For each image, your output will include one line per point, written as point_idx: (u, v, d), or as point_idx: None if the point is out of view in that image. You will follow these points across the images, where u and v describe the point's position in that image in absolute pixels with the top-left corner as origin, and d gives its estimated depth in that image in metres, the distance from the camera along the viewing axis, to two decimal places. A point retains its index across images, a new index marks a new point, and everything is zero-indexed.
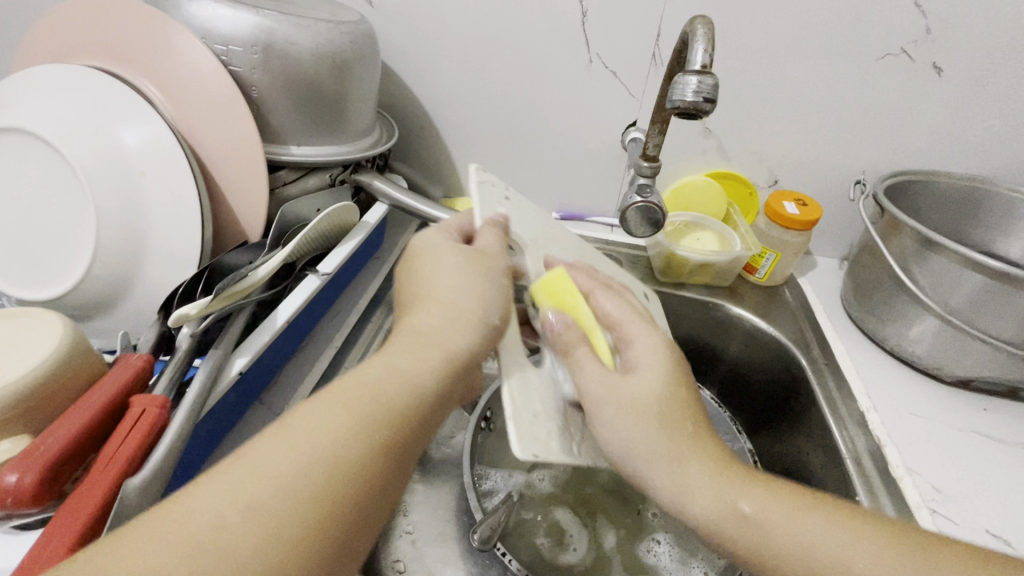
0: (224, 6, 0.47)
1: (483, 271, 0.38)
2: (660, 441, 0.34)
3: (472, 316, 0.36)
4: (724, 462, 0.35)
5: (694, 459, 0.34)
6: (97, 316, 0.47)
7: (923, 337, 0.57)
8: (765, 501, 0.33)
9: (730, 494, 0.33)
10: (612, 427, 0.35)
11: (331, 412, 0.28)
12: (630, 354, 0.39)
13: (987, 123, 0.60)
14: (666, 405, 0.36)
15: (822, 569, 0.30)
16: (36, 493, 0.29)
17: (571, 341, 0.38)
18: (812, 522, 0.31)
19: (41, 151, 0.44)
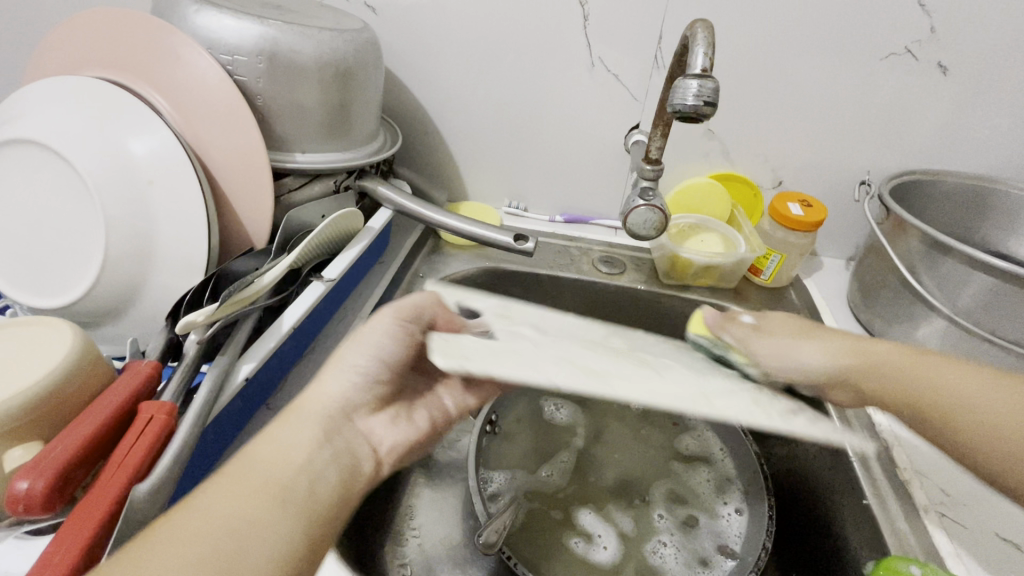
0: (229, 17, 0.48)
1: (360, 344, 0.40)
2: (813, 335, 0.48)
3: (342, 384, 0.38)
4: (807, 327, 0.48)
5: (825, 340, 0.48)
6: (106, 324, 0.48)
7: (930, 339, 0.56)
8: (846, 353, 0.47)
9: (968, 398, 0.41)
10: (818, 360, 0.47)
11: (229, 490, 0.29)
12: (739, 332, 0.48)
13: (996, 121, 0.60)
14: (817, 329, 0.49)
15: (937, 393, 0.42)
16: (46, 500, 0.29)
17: (739, 333, 0.48)
18: (954, 373, 0.43)
19: (51, 161, 0.45)
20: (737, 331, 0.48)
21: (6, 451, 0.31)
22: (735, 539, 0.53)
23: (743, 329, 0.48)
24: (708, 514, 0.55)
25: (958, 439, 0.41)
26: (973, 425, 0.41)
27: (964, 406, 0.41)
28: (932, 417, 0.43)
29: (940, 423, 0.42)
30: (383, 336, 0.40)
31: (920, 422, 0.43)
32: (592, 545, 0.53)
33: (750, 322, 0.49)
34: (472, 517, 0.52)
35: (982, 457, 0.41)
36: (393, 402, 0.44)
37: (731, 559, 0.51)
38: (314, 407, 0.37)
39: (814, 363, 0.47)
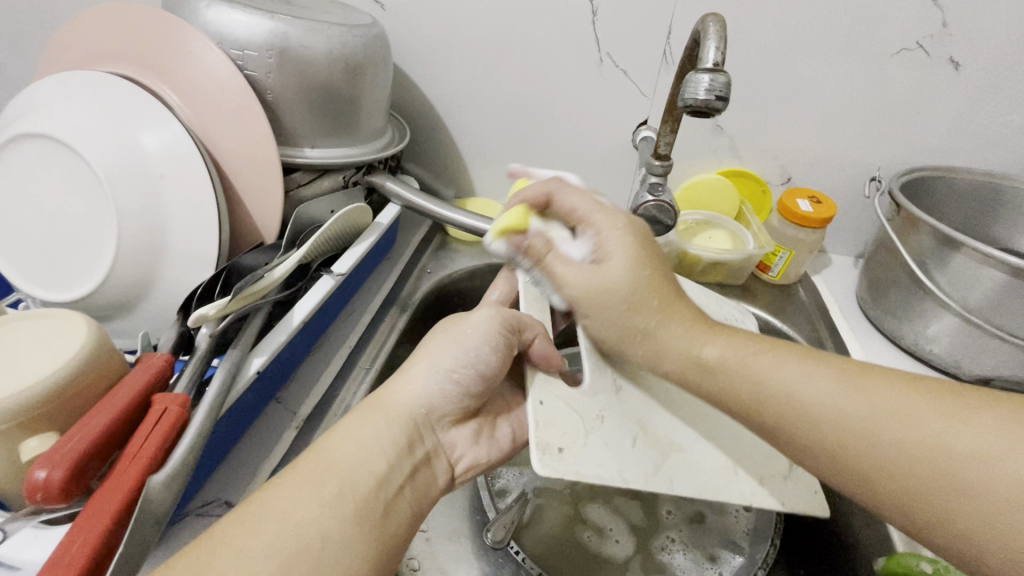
0: (239, 11, 0.48)
1: (457, 344, 0.38)
2: (648, 318, 0.37)
3: (434, 389, 0.38)
4: (704, 319, 0.38)
5: (667, 320, 0.36)
6: (117, 317, 0.48)
7: (941, 336, 0.56)
8: (743, 349, 0.35)
9: (796, 379, 0.32)
10: (670, 346, 0.36)
11: (298, 493, 0.30)
12: (601, 242, 0.39)
13: (1008, 118, 0.59)
14: (635, 296, 0.37)
15: (753, 387, 0.34)
16: (64, 488, 0.29)
17: (543, 248, 0.42)
18: (798, 369, 0.33)
19: (64, 155, 0.45)
20: (570, 200, 0.42)
21: (23, 441, 0.32)
22: (743, 536, 0.53)
23: (577, 273, 0.39)
24: (716, 509, 0.55)
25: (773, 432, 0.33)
26: (826, 420, 0.31)
27: (826, 413, 0.31)
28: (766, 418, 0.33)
29: (783, 425, 0.32)
30: (483, 341, 0.38)
31: (787, 441, 0.33)
32: (603, 539, 0.53)
33: (584, 257, 0.40)
34: (480, 513, 0.52)
35: (824, 464, 0.31)
36: (478, 413, 0.42)
37: (740, 555, 0.51)
38: (396, 411, 0.36)
39: (674, 349, 0.36)
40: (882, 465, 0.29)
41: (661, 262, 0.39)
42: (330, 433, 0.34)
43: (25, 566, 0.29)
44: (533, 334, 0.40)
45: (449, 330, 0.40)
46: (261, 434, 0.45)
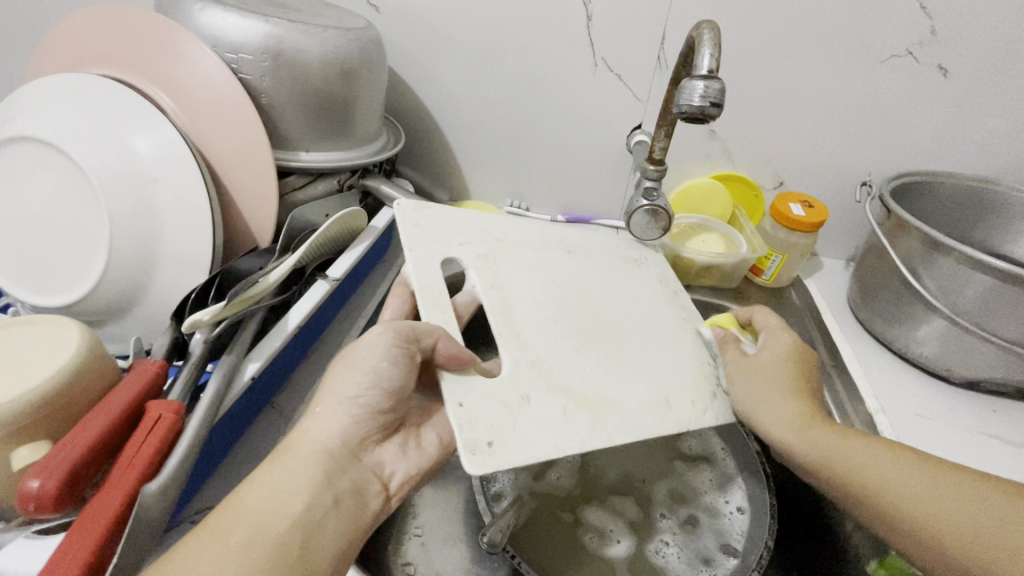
0: (234, 14, 0.48)
1: (359, 367, 0.38)
2: (772, 388, 0.43)
3: (342, 416, 0.37)
4: (822, 415, 0.42)
5: (783, 402, 0.42)
6: (109, 322, 0.47)
7: (930, 339, 0.57)
8: (868, 447, 0.40)
9: (890, 468, 0.38)
10: (767, 416, 0.42)
11: (210, 548, 0.30)
12: (768, 342, 0.47)
13: (995, 123, 0.60)
14: (775, 374, 0.44)
15: (862, 472, 0.39)
16: (57, 498, 0.29)
17: (733, 346, 0.48)
18: (878, 453, 0.39)
19: (55, 159, 0.45)
20: (761, 318, 0.50)
21: (13, 450, 0.31)
22: (737, 538, 0.53)
23: (738, 355, 0.46)
24: (709, 513, 0.55)
25: (856, 494, 0.39)
26: (906, 494, 0.37)
27: (905, 495, 0.37)
28: (855, 484, 0.39)
29: (866, 492, 0.38)
30: (379, 362, 0.38)
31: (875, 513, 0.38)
32: (605, 541, 0.53)
33: (751, 351, 0.47)
34: (476, 517, 0.52)
35: (892, 528, 0.37)
36: (400, 427, 0.42)
37: (733, 557, 0.51)
38: (308, 449, 0.36)
39: (769, 419, 0.42)
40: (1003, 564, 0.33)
41: (811, 366, 0.45)
42: (245, 482, 0.34)
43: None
44: (434, 338, 0.38)
45: (345, 356, 0.39)
46: (255, 441, 0.44)
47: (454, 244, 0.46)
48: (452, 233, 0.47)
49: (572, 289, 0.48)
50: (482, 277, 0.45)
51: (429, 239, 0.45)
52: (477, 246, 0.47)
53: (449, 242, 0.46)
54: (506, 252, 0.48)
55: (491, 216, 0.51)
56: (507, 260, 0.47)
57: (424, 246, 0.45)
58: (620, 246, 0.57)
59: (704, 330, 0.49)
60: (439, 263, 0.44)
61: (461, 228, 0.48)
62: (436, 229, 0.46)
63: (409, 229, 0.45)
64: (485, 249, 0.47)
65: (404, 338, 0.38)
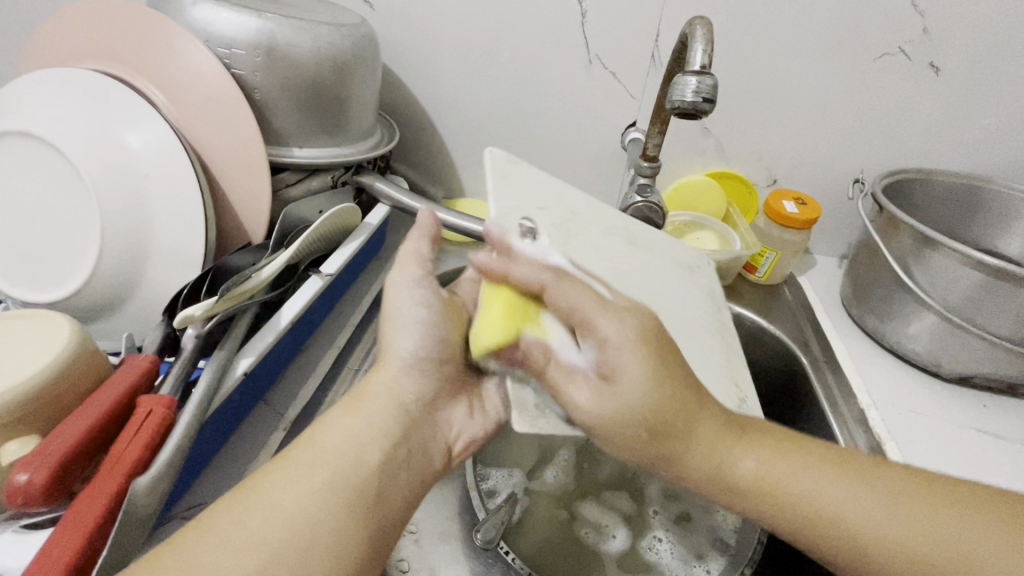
0: (227, 9, 0.48)
1: (407, 330, 0.40)
2: (693, 432, 0.33)
3: (405, 372, 0.39)
4: (726, 425, 0.35)
5: (703, 437, 0.34)
6: (101, 318, 0.47)
7: (921, 335, 0.57)
8: (809, 469, 0.34)
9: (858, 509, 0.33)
10: (699, 455, 0.34)
11: (292, 480, 0.32)
12: (607, 356, 0.33)
13: (985, 122, 0.61)
14: (654, 405, 0.33)
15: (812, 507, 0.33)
16: (46, 492, 0.29)
17: (541, 359, 0.35)
18: (839, 484, 0.34)
19: (46, 153, 0.44)
20: (560, 301, 0.34)
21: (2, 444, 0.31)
22: (731, 533, 0.53)
23: (582, 383, 0.34)
24: (703, 509, 0.56)
25: (825, 534, 0.33)
26: (873, 534, 0.32)
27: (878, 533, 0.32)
28: (823, 517, 0.33)
29: (836, 527, 0.33)
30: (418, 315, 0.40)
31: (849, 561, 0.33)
32: (602, 535, 0.53)
33: (591, 366, 0.34)
34: (470, 513, 0.52)
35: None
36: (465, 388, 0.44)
37: (726, 553, 0.52)
38: (379, 400, 0.38)
39: (701, 465, 0.34)
40: None
41: (679, 365, 0.34)
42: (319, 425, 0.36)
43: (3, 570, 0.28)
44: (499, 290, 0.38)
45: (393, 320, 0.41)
46: (246, 436, 0.44)
47: (535, 207, 0.42)
48: (532, 194, 0.43)
49: (630, 278, 0.44)
50: (557, 237, 0.41)
51: (511, 193, 0.41)
52: (557, 210, 0.44)
53: (528, 202, 0.42)
54: (580, 225, 0.44)
55: (571, 191, 0.47)
56: (578, 234, 0.43)
57: (503, 194, 0.41)
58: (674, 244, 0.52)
59: (490, 361, 0.37)
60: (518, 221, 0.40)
61: (541, 193, 0.44)
62: (520, 188, 0.42)
63: (494, 179, 0.42)
64: (563, 215, 0.44)
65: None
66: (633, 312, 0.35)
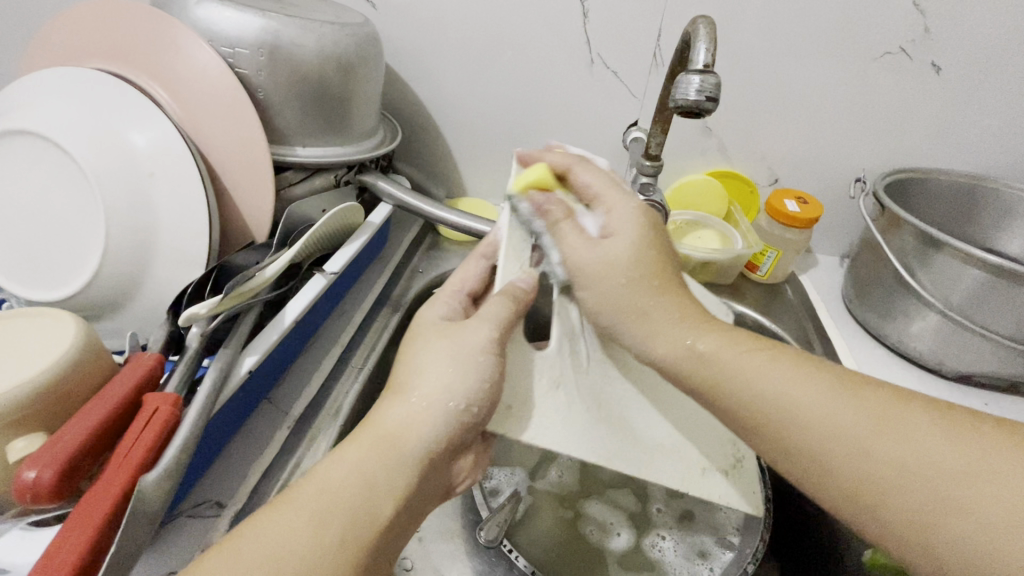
0: (231, 9, 0.48)
1: (465, 367, 0.33)
2: (650, 306, 0.35)
3: (446, 420, 0.32)
4: (699, 311, 0.36)
5: (662, 302, 0.35)
6: (106, 317, 0.47)
7: (923, 333, 0.57)
8: (764, 358, 0.33)
9: (803, 390, 0.31)
10: (659, 324, 0.35)
11: (279, 535, 0.27)
12: (609, 220, 0.38)
13: (986, 120, 0.61)
14: (634, 266, 0.36)
15: (757, 394, 0.32)
16: (54, 489, 0.29)
17: (561, 214, 0.39)
18: (790, 367, 0.33)
19: (51, 152, 0.45)
20: (584, 179, 0.40)
21: (10, 441, 0.31)
22: (733, 531, 0.53)
23: (577, 240, 0.37)
24: (705, 507, 0.56)
25: (771, 424, 0.32)
26: (814, 415, 0.31)
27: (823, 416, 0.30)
28: (772, 405, 0.32)
29: (781, 415, 0.31)
30: (476, 347, 0.34)
31: (788, 452, 0.31)
32: (606, 534, 0.54)
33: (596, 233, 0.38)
34: (474, 511, 0.52)
35: (820, 460, 0.30)
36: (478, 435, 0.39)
37: (729, 551, 0.52)
38: (411, 449, 0.31)
39: (662, 340, 0.35)
40: (932, 485, 0.27)
41: (668, 248, 0.38)
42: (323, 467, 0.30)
43: (12, 569, 0.29)
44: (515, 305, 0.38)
45: (453, 346, 0.34)
46: (251, 436, 0.44)
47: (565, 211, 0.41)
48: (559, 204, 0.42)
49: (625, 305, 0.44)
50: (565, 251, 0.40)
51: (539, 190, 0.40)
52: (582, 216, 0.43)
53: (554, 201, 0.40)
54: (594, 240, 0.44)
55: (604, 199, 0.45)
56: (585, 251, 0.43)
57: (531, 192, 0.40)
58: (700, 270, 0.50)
59: (521, 205, 0.40)
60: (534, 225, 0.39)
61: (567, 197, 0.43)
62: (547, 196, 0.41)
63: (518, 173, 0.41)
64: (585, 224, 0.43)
65: (511, 296, 0.37)
66: (638, 206, 0.39)
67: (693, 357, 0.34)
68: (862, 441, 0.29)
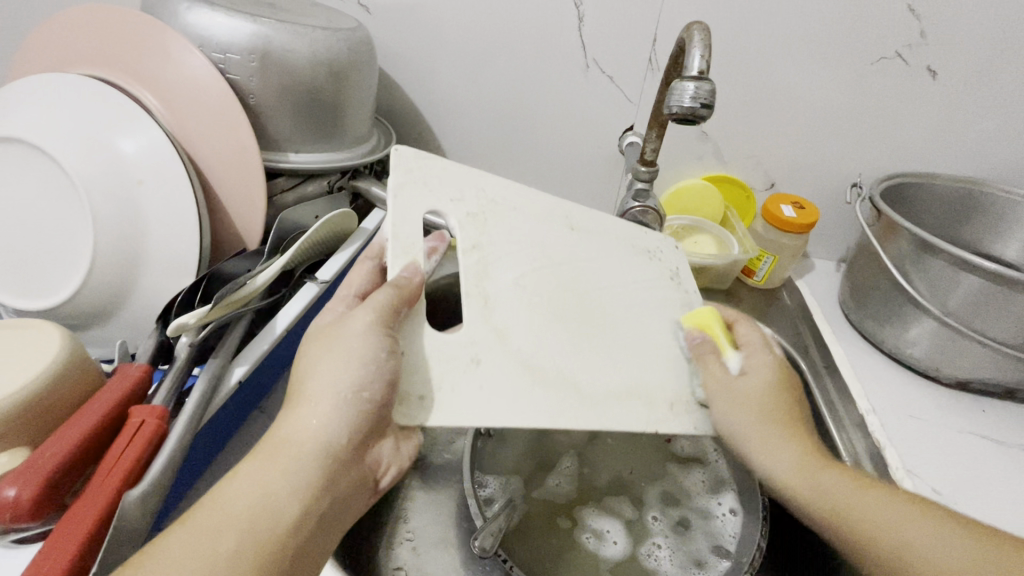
0: (221, 14, 0.47)
1: (346, 358, 0.33)
2: (772, 427, 0.39)
3: (342, 412, 0.33)
4: (820, 450, 0.39)
5: (786, 444, 0.39)
6: (94, 325, 0.46)
7: (920, 339, 0.57)
8: (857, 484, 0.37)
9: (883, 513, 0.35)
10: (763, 449, 0.39)
11: (191, 547, 0.27)
12: (749, 360, 0.42)
13: (983, 125, 0.60)
14: (766, 404, 0.40)
15: (842, 514, 0.36)
16: (36, 505, 0.29)
17: (705, 350, 0.42)
18: (875, 494, 0.36)
19: (38, 161, 0.44)
20: (744, 334, 0.44)
21: None
22: (730, 539, 0.53)
23: (721, 379, 0.40)
24: (702, 515, 0.55)
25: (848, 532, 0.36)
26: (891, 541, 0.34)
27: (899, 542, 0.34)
28: (845, 515, 0.36)
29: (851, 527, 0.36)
30: (357, 341, 0.33)
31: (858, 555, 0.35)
32: (602, 541, 0.53)
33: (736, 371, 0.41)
34: (468, 520, 0.51)
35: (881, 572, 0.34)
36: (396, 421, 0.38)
37: (726, 560, 0.51)
38: (306, 452, 0.32)
39: (770, 470, 0.38)
40: None
41: (794, 386, 0.42)
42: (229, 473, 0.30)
43: None
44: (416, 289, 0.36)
45: (337, 344, 0.34)
46: (242, 447, 0.44)
47: (455, 202, 0.40)
48: (447, 185, 0.41)
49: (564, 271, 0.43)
50: (477, 230, 0.41)
51: (422, 187, 0.39)
52: (480, 199, 0.42)
53: (436, 192, 0.40)
54: (508, 216, 0.43)
55: (500, 178, 0.44)
56: (500, 221, 0.42)
57: (411, 191, 0.39)
58: (627, 233, 0.49)
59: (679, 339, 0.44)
60: (422, 215, 0.39)
61: (453, 180, 0.41)
62: (431, 180, 0.40)
63: (396, 173, 0.39)
64: (486, 205, 0.42)
65: (392, 286, 0.35)
66: (779, 359, 0.43)
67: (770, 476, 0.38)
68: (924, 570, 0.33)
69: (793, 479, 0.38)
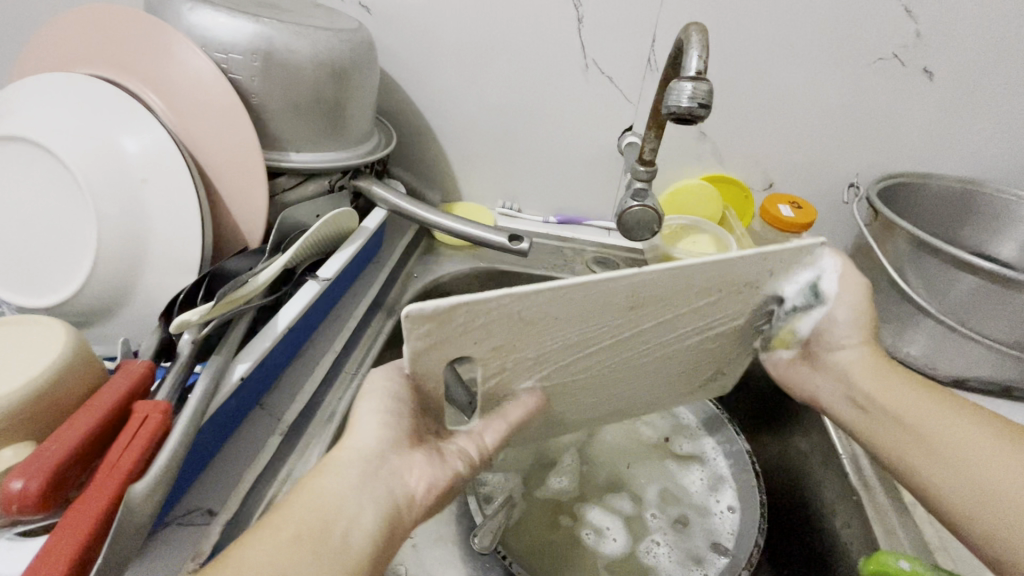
0: (223, 14, 0.48)
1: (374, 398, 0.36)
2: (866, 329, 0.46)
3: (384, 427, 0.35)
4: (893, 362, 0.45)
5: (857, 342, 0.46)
6: (96, 323, 0.47)
7: (917, 337, 0.57)
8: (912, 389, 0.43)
9: (929, 412, 0.41)
10: (845, 355, 0.47)
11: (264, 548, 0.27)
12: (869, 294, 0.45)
13: (980, 126, 0.61)
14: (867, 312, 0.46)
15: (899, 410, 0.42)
16: (41, 497, 0.29)
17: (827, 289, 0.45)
18: (920, 394, 0.42)
19: (42, 160, 0.44)
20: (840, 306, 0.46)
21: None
22: (728, 536, 0.53)
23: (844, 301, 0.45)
24: (701, 512, 0.55)
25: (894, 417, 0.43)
26: (928, 429, 0.40)
27: (933, 431, 0.40)
28: (897, 411, 0.43)
29: (900, 418, 0.42)
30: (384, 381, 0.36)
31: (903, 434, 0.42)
32: (601, 537, 0.53)
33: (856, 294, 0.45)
34: (468, 517, 0.52)
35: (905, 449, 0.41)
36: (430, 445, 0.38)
37: (724, 556, 0.52)
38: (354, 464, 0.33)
39: (841, 354, 0.47)
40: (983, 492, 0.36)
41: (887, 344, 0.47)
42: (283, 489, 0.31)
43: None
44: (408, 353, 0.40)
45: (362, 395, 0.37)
46: (242, 443, 0.44)
47: (484, 344, 0.34)
48: (476, 330, 0.33)
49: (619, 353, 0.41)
50: (503, 367, 0.37)
51: (440, 342, 0.33)
52: (520, 328, 0.35)
53: (460, 342, 0.34)
54: (556, 334, 0.37)
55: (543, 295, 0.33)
56: (538, 344, 0.37)
57: (423, 356, 0.34)
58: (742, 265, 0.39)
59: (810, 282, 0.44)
60: (441, 366, 0.35)
61: (482, 324, 0.33)
62: (452, 331, 0.33)
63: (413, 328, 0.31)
64: (528, 331, 0.35)
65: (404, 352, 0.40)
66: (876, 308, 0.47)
67: (842, 366, 0.47)
68: (945, 450, 0.39)
69: (854, 370, 0.46)
